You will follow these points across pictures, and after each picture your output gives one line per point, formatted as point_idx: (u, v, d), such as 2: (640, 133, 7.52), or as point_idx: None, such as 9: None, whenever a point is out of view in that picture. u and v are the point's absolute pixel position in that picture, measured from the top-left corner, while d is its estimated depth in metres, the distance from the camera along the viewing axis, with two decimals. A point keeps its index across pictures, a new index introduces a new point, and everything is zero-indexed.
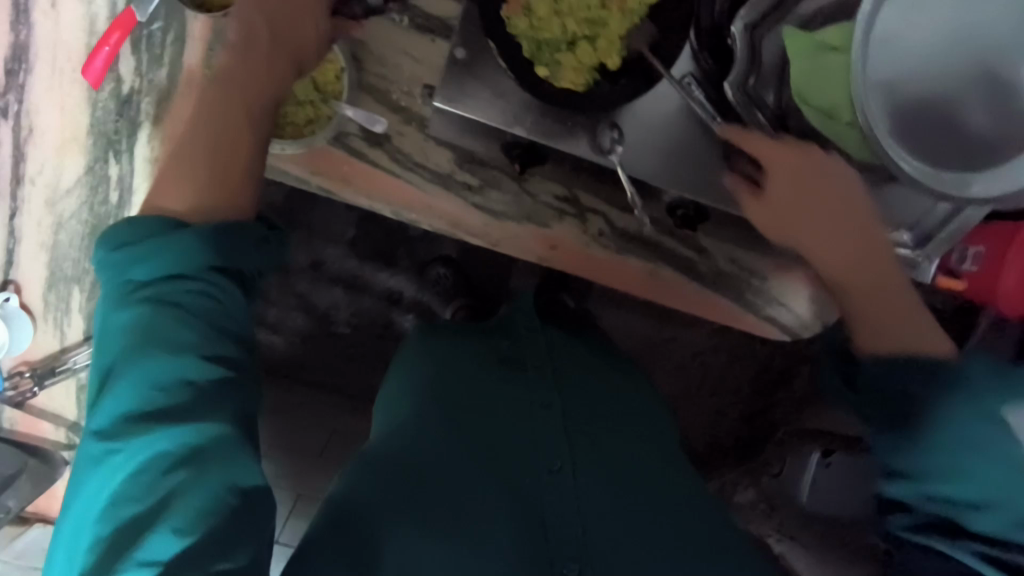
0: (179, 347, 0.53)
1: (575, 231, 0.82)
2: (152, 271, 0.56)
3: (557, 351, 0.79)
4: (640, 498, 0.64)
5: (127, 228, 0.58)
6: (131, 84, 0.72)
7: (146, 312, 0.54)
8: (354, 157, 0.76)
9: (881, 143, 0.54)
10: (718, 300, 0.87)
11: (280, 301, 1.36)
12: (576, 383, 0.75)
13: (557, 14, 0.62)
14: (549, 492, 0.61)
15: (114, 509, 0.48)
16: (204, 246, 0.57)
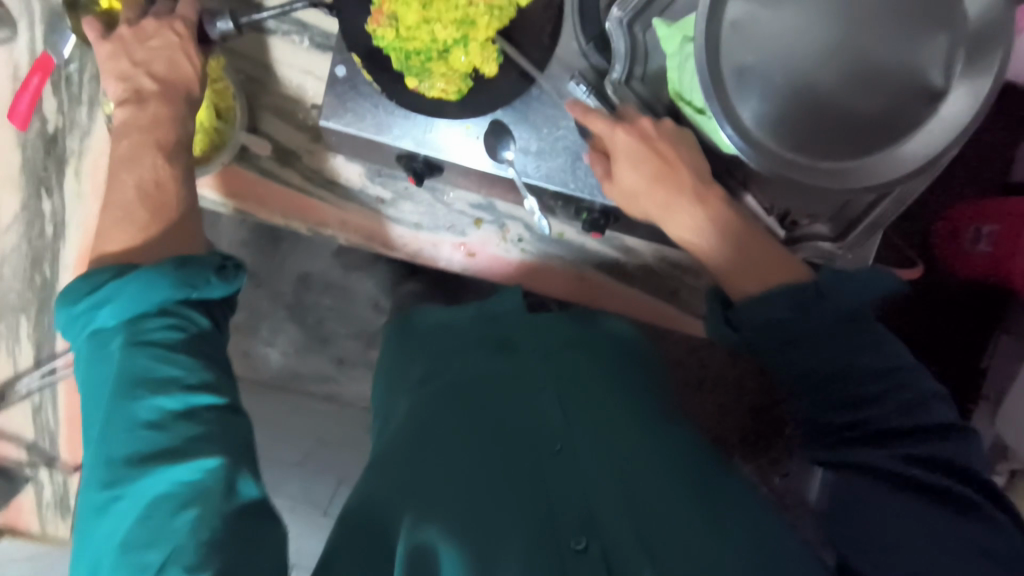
0: (166, 382, 0.52)
1: (494, 238, 0.81)
2: (118, 314, 0.54)
3: (559, 340, 0.75)
4: (668, 480, 0.60)
5: (86, 276, 0.55)
6: (56, 124, 0.77)
7: (126, 358, 0.52)
8: (266, 177, 0.79)
9: (745, 136, 0.53)
10: (651, 301, 0.84)
11: (271, 314, 1.40)
12: (578, 369, 0.71)
13: (425, 22, 0.61)
14: (562, 478, 0.59)
15: (125, 554, 0.47)
16: (168, 277, 0.55)
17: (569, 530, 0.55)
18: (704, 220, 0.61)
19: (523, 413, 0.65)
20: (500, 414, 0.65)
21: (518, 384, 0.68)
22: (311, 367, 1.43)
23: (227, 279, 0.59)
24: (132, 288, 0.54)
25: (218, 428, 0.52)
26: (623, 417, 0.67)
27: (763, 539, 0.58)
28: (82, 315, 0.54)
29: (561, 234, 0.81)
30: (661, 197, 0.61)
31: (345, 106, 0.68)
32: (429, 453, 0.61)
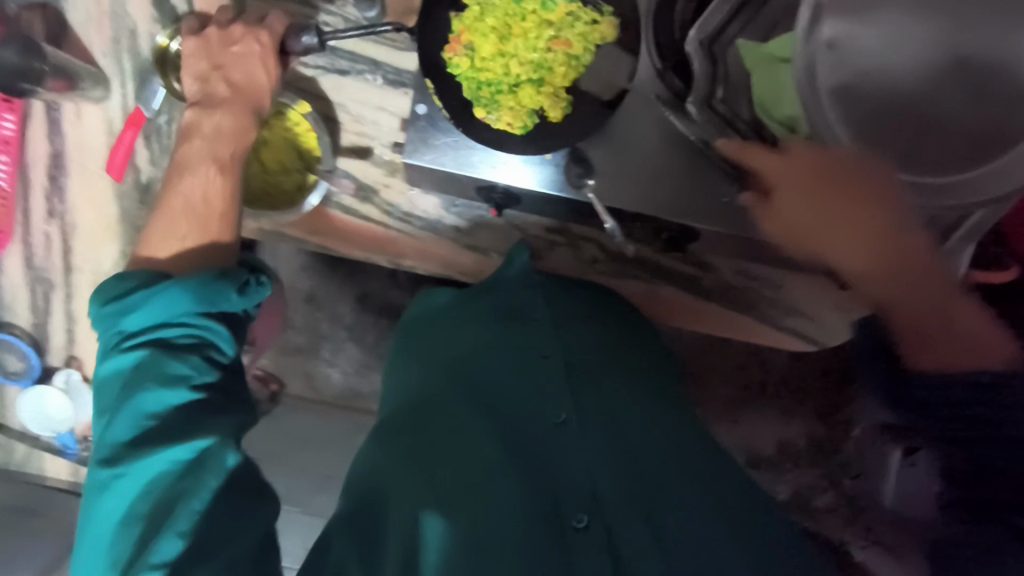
0: (177, 379, 0.55)
1: (568, 259, 0.82)
2: (141, 321, 0.56)
3: (563, 313, 0.68)
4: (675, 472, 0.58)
5: (116, 279, 0.58)
6: (148, 174, 0.80)
7: (143, 356, 0.55)
8: (345, 214, 0.81)
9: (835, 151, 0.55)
10: (728, 314, 0.83)
11: (334, 336, 1.45)
12: (584, 350, 0.65)
13: (502, 55, 0.68)
14: (557, 452, 0.56)
15: (129, 525, 0.50)
16: (189, 292, 0.57)
17: (569, 505, 0.53)
18: (885, 262, 0.58)
19: (528, 384, 0.60)
20: (498, 385, 0.60)
21: (518, 353, 0.63)
22: (371, 385, 1.46)
23: (246, 295, 0.61)
24: (160, 300, 0.56)
25: (214, 419, 0.54)
26: (623, 390, 0.64)
27: (725, 512, 0.58)
28: (107, 313, 0.57)
29: (637, 254, 0.81)
30: (844, 239, 0.59)
31: (427, 143, 0.69)
32: (434, 439, 0.57)
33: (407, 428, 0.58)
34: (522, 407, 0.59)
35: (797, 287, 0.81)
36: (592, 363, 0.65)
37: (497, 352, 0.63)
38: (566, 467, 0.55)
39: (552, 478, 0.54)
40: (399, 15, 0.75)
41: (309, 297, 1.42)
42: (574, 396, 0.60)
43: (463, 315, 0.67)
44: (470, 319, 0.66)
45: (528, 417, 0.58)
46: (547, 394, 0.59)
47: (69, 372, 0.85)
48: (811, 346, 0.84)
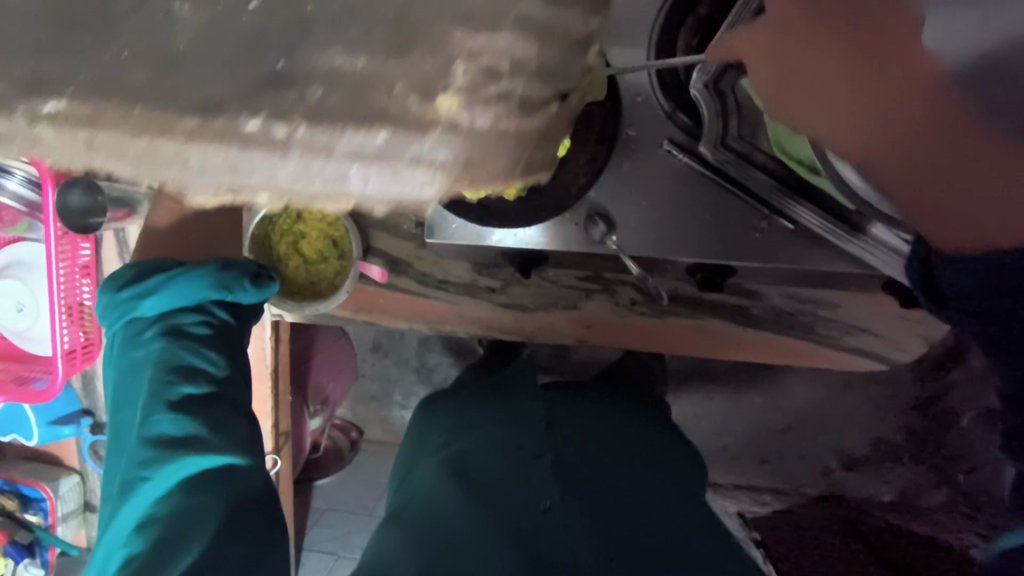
0: (196, 370, 0.64)
1: (606, 306, 0.80)
2: (159, 305, 0.64)
3: (555, 416, 0.76)
4: (648, 536, 0.63)
5: (132, 274, 0.67)
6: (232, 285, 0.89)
7: (163, 344, 0.63)
8: (385, 289, 0.84)
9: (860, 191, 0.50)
10: (783, 341, 0.79)
11: (403, 379, 1.46)
12: (570, 439, 0.73)
13: None
14: (547, 537, 0.60)
15: (143, 529, 0.54)
16: (200, 280, 0.65)
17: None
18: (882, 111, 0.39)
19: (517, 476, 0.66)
20: (489, 478, 0.66)
21: (512, 451, 0.69)
22: None
23: (260, 286, 0.70)
24: (176, 285, 0.64)
25: (231, 425, 0.62)
26: (605, 477, 0.69)
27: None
28: (126, 306, 0.65)
29: (677, 290, 0.78)
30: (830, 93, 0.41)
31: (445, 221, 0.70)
32: (443, 514, 0.62)
33: (416, 513, 0.64)
34: (512, 501, 0.64)
35: (856, 304, 0.75)
36: (582, 457, 0.70)
37: (494, 451, 0.69)
38: (553, 545, 0.59)
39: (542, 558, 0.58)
40: None
41: (373, 345, 1.45)
42: (560, 483, 0.65)
43: (462, 425, 0.76)
44: (473, 419, 0.76)
45: (521, 509, 0.63)
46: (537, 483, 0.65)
47: None
48: (883, 362, 0.79)
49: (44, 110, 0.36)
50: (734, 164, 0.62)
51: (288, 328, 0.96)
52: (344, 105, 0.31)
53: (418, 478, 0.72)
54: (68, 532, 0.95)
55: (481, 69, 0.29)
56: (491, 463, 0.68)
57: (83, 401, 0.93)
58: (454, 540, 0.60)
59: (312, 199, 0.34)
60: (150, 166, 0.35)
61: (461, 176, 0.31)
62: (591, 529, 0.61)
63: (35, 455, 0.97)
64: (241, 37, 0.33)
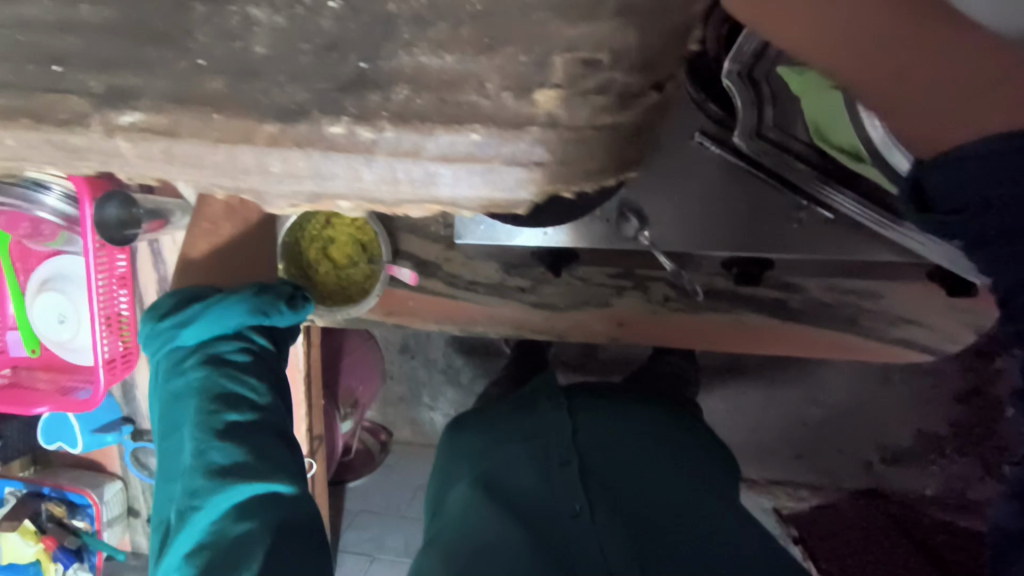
0: (238, 397, 0.63)
1: (638, 303, 0.79)
2: (198, 334, 0.65)
3: (582, 418, 0.76)
4: (687, 543, 0.62)
5: (171, 304, 0.68)
6: None
7: (205, 372, 0.63)
8: (415, 291, 0.84)
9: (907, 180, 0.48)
10: (824, 334, 0.76)
11: (431, 381, 1.46)
12: (602, 444, 0.72)
13: None
14: (576, 541, 0.61)
15: (197, 558, 0.54)
16: (237, 306, 0.66)
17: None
18: None
19: (543, 484, 0.66)
20: (514, 486, 0.67)
21: (538, 459, 0.70)
22: None
23: (294, 309, 0.71)
24: (215, 312, 0.65)
25: (272, 452, 0.62)
26: (643, 486, 0.68)
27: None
28: (169, 337, 0.66)
29: (711, 283, 0.76)
30: None
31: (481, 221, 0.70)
32: (477, 526, 0.62)
33: (453, 527, 0.65)
34: (543, 512, 0.64)
35: (899, 294, 0.73)
36: (608, 458, 0.71)
37: (524, 465, 0.69)
38: (582, 551, 0.59)
39: (571, 564, 0.58)
40: None
41: (401, 347, 1.46)
42: (585, 488, 0.66)
43: (489, 438, 0.76)
44: (503, 433, 0.76)
45: (548, 515, 0.63)
46: (563, 488, 0.65)
47: None
48: (929, 353, 0.76)
49: (122, 121, 0.35)
50: (771, 153, 0.60)
51: (319, 332, 0.96)
52: (429, 107, 0.32)
53: (453, 493, 0.72)
54: (113, 536, 0.97)
55: (579, 61, 0.30)
56: (517, 471, 0.68)
57: (123, 409, 0.95)
58: (490, 551, 0.59)
59: (397, 201, 0.37)
60: (228, 173, 0.37)
61: (553, 173, 0.33)
62: (620, 532, 0.61)
63: (80, 462, 1.00)
64: (317, 43, 0.33)
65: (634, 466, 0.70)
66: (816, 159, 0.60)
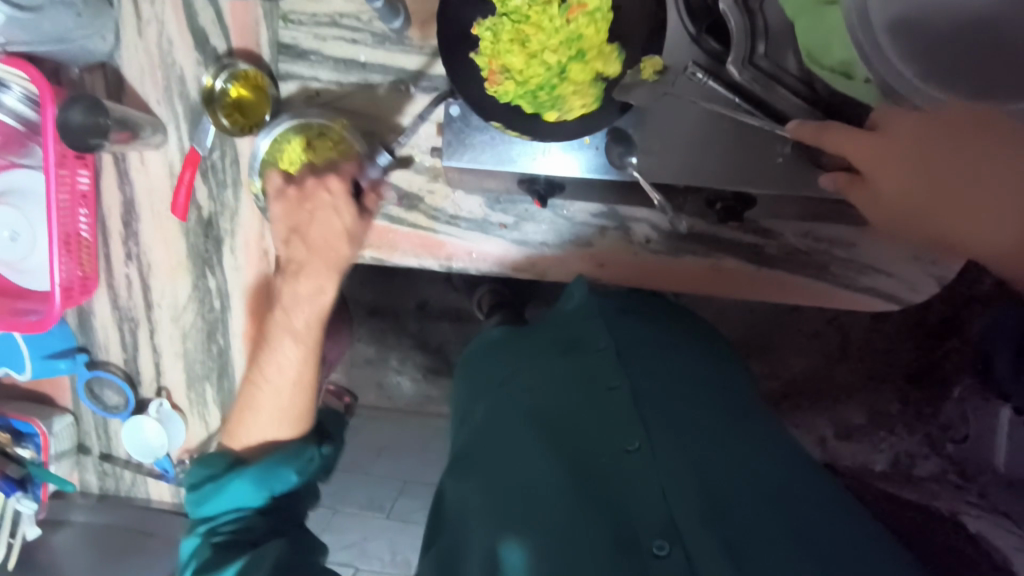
0: (236, 531, 0.68)
1: (620, 244, 0.80)
2: (215, 506, 0.69)
3: (620, 327, 0.72)
4: (736, 472, 0.59)
5: (202, 467, 0.72)
6: (209, 209, 0.85)
7: (205, 531, 0.69)
8: (395, 224, 0.82)
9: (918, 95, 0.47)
10: (796, 281, 0.78)
11: (399, 344, 1.44)
12: (643, 360, 0.68)
13: (536, 55, 0.65)
14: (626, 479, 0.58)
15: None
16: (244, 481, 0.69)
17: (645, 533, 0.54)
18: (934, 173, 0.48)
19: (594, 417, 0.63)
20: (558, 416, 0.64)
21: (584, 384, 0.66)
22: (442, 389, 1.45)
23: (303, 465, 0.73)
24: (231, 486, 0.69)
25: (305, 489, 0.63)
26: (691, 405, 0.64)
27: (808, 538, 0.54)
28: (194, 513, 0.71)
29: (691, 226, 0.78)
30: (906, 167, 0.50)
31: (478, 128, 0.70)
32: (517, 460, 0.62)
33: (486, 452, 0.65)
34: (587, 438, 0.61)
35: (869, 243, 0.76)
36: (660, 384, 0.66)
37: (564, 390, 0.66)
38: (632, 487, 0.57)
39: (625, 508, 0.56)
40: (419, 26, 0.78)
41: (370, 308, 1.43)
42: (642, 421, 0.61)
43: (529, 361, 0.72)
44: (538, 352, 0.72)
45: (598, 449, 0.60)
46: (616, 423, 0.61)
47: (160, 401, 0.90)
48: (896, 304, 0.79)
49: None
50: (761, 81, 0.62)
51: (291, 269, 0.91)
52: None
53: (483, 409, 0.70)
54: (61, 471, 0.92)
55: None
56: (561, 400, 0.65)
57: (78, 337, 0.91)
58: (532, 491, 0.59)
59: None
60: None
61: None
62: (680, 469, 0.57)
63: (26, 395, 0.94)
64: None
65: (691, 400, 0.65)
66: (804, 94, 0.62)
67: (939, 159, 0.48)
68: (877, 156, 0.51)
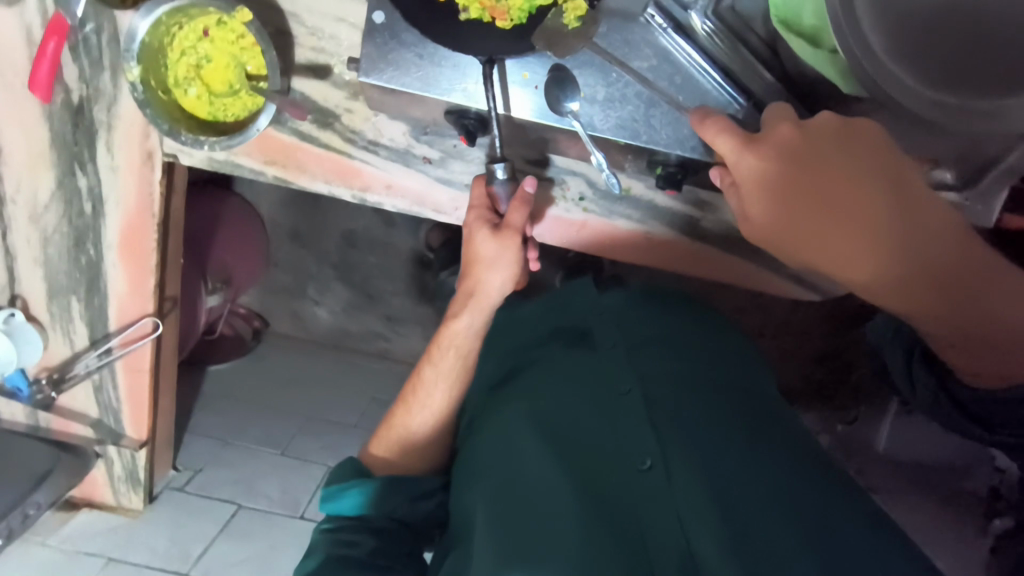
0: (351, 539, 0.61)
1: (553, 197, 0.74)
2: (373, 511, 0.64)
3: (645, 341, 0.70)
4: (744, 476, 0.56)
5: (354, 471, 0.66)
6: (80, 93, 0.71)
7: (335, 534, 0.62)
8: (304, 142, 0.73)
9: (888, 78, 0.42)
10: (727, 258, 0.76)
11: (318, 275, 1.34)
12: (658, 366, 0.66)
13: None
14: (637, 496, 0.55)
15: None
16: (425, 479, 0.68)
17: (661, 561, 0.51)
18: (797, 205, 0.49)
19: (607, 425, 0.61)
20: (567, 422, 0.62)
21: (598, 387, 0.64)
22: (359, 327, 1.35)
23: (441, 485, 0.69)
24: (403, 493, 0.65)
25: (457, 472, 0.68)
26: (707, 409, 0.61)
27: (824, 542, 0.52)
28: (327, 519, 0.64)
29: (630, 190, 0.73)
30: (771, 191, 0.49)
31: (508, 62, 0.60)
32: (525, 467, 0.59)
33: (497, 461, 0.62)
34: (601, 450, 0.59)
35: None
36: (670, 389, 0.63)
37: (579, 395, 0.64)
38: (638, 503, 0.55)
39: (631, 525, 0.54)
40: None
41: (290, 232, 1.32)
42: (656, 431, 0.59)
43: (540, 365, 0.71)
44: (557, 361, 0.70)
45: (612, 463, 0.58)
46: (630, 434, 0.59)
47: (11, 312, 0.79)
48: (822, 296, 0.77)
49: None
50: (724, 35, 0.58)
51: (186, 181, 0.79)
52: None
53: (501, 415, 0.67)
54: None
55: None
56: (571, 405, 0.63)
57: None
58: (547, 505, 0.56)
59: None
60: None
61: None
62: (691, 483, 0.54)
63: None
64: None
65: (708, 406, 0.62)
66: (762, 58, 0.58)
67: (799, 182, 0.49)
68: (754, 171, 0.50)
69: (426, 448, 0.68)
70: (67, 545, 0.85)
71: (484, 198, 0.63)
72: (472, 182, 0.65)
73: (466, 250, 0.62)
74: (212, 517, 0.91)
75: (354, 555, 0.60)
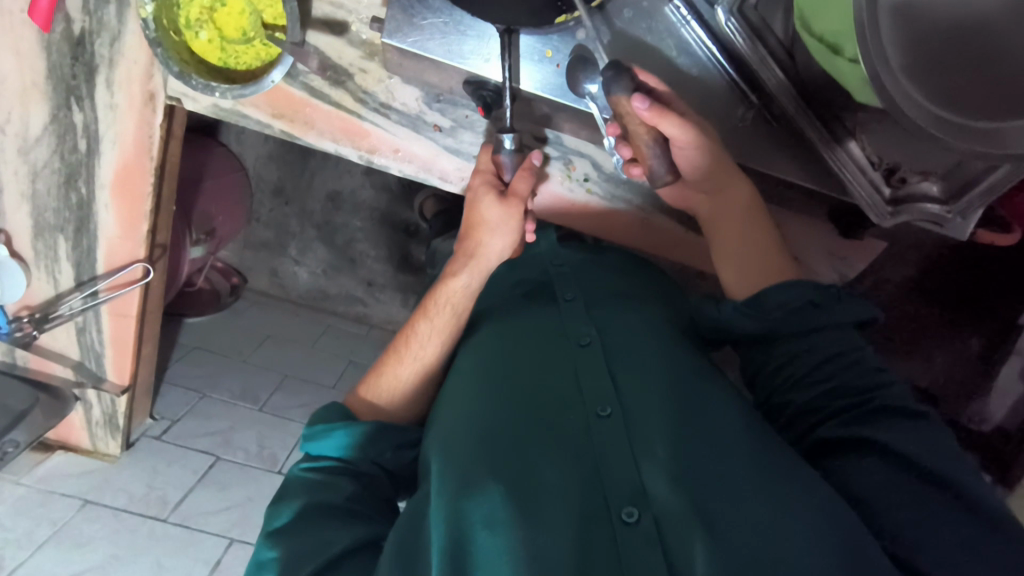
0: (332, 483, 0.58)
1: (558, 176, 0.75)
2: (353, 450, 0.60)
3: (606, 299, 0.68)
4: (703, 423, 0.55)
5: (332, 412, 0.62)
6: (81, 24, 0.68)
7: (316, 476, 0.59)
8: (314, 98, 0.72)
9: (897, 88, 0.44)
10: (714, 248, 0.79)
11: (301, 234, 1.32)
12: (625, 323, 0.65)
13: None
14: (592, 442, 0.54)
15: None
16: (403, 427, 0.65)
17: (615, 497, 0.51)
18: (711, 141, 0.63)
19: (567, 377, 0.60)
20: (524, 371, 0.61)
21: (560, 341, 0.63)
22: (339, 289, 1.34)
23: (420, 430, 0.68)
24: (381, 436, 0.62)
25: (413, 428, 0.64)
26: (667, 358, 0.60)
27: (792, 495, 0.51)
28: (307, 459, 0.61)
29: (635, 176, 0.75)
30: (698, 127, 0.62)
31: (523, 37, 0.61)
32: (477, 409, 0.58)
33: (453, 405, 0.60)
34: (553, 394, 0.58)
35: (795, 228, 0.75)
36: (634, 343, 0.62)
37: (538, 344, 0.63)
38: (593, 448, 0.54)
39: (586, 466, 0.53)
40: None
41: (276, 188, 1.30)
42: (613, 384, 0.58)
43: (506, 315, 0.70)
44: (520, 314, 0.68)
45: (566, 407, 0.57)
46: (588, 384, 0.58)
47: None
48: None
49: None
50: (746, 35, 0.58)
51: (184, 125, 0.77)
52: None
53: (465, 364, 0.65)
54: None
55: None
56: (531, 355, 0.62)
57: None
58: (500, 443, 0.54)
59: None
60: None
61: None
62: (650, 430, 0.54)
63: None
64: None
65: (669, 356, 0.61)
66: (779, 61, 0.59)
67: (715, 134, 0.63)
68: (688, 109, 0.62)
69: (415, 399, 0.68)
70: (44, 485, 0.85)
71: (490, 165, 0.64)
72: (481, 149, 0.66)
73: (470, 215, 0.64)
74: (189, 467, 0.90)
75: (332, 499, 0.57)
